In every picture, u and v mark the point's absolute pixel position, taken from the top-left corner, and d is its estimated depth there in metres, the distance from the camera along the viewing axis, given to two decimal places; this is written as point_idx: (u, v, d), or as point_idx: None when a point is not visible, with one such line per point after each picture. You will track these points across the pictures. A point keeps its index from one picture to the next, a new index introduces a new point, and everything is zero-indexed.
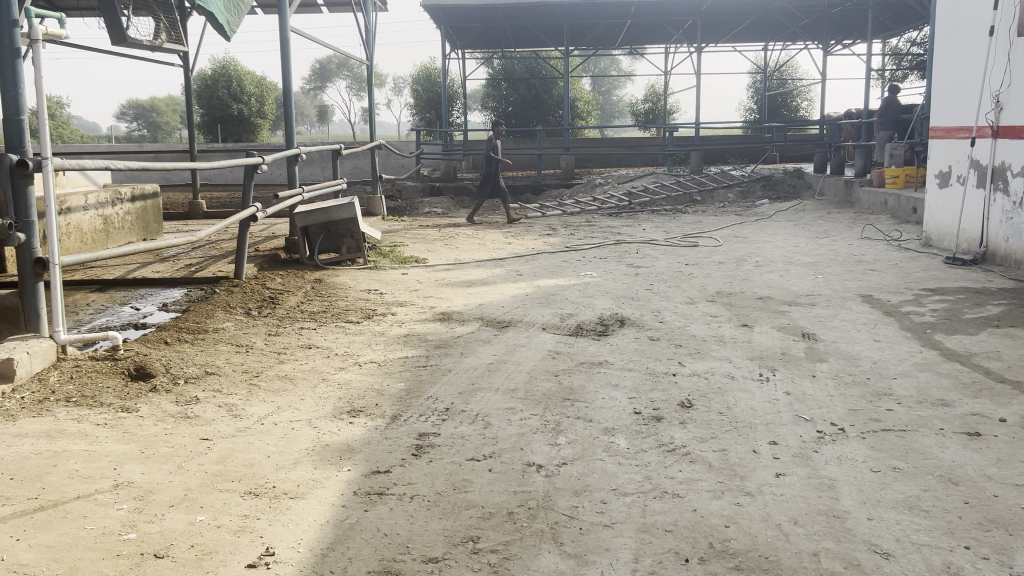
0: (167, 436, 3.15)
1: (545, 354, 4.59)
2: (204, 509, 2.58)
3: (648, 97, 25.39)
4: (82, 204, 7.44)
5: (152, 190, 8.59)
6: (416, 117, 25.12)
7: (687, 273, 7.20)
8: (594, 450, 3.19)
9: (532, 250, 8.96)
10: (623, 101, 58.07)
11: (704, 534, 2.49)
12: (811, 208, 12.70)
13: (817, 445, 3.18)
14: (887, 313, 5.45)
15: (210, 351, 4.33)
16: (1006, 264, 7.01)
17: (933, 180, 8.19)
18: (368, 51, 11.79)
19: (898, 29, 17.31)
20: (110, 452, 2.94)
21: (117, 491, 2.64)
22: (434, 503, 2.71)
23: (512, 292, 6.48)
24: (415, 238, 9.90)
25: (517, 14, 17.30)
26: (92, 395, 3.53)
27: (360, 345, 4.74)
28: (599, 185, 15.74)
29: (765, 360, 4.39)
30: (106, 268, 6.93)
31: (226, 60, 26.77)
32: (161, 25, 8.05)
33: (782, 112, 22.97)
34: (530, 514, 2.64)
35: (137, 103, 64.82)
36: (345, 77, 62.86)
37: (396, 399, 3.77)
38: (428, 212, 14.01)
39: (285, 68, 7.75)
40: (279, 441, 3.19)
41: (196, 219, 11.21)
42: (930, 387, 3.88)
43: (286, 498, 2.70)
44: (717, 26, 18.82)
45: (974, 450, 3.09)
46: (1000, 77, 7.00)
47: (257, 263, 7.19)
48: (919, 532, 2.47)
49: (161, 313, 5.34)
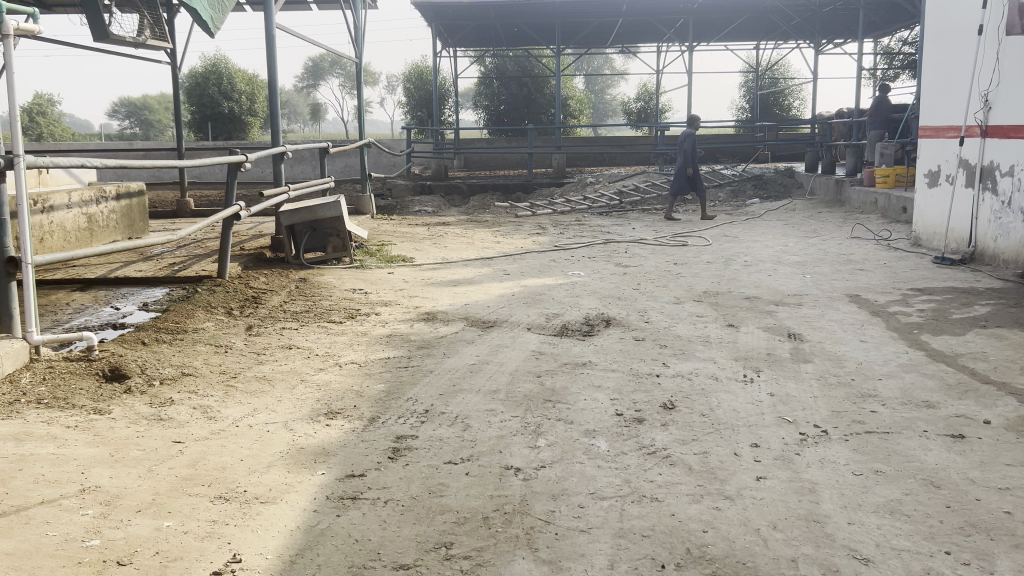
0: (139, 439, 3.10)
1: (528, 354, 4.54)
2: (172, 514, 2.52)
3: (640, 95, 25.37)
4: (65, 202, 7.36)
5: (137, 188, 8.51)
6: (408, 114, 25.06)
7: (676, 272, 7.15)
8: (573, 452, 3.14)
9: (520, 249, 8.92)
10: (615, 100, 58.13)
11: (681, 539, 2.44)
12: (801, 208, 12.69)
13: (800, 448, 3.13)
14: (874, 313, 5.41)
15: (188, 352, 4.26)
16: (994, 264, 6.99)
17: (922, 179, 8.17)
18: (357, 48, 11.72)
19: (889, 29, 17.31)
20: (79, 456, 2.88)
21: (82, 496, 2.58)
22: (408, 508, 2.66)
23: (498, 292, 6.43)
24: (402, 237, 9.83)
25: (510, 13, 17.22)
26: (65, 397, 3.47)
27: (341, 345, 4.68)
28: (590, 185, 15.70)
29: (750, 361, 4.35)
30: (89, 266, 6.86)
31: (217, 58, 26.65)
32: (145, 22, 7.98)
33: (774, 111, 22.98)
34: (505, 519, 2.58)
35: (129, 100, 64.39)
36: (338, 75, 62.66)
37: (375, 401, 3.71)
38: (418, 211, 13.95)
39: (271, 65, 7.67)
40: (254, 443, 3.14)
41: (183, 217, 11.12)
42: (915, 388, 3.84)
43: (256, 503, 2.65)
44: (709, 25, 18.80)
45: (958, 452, 3.05)
46: (989, 77, 6.96)
47: (241, 261, 7.12)
48: (899, 538, 2.43)
49: (141, 312, 5.27)
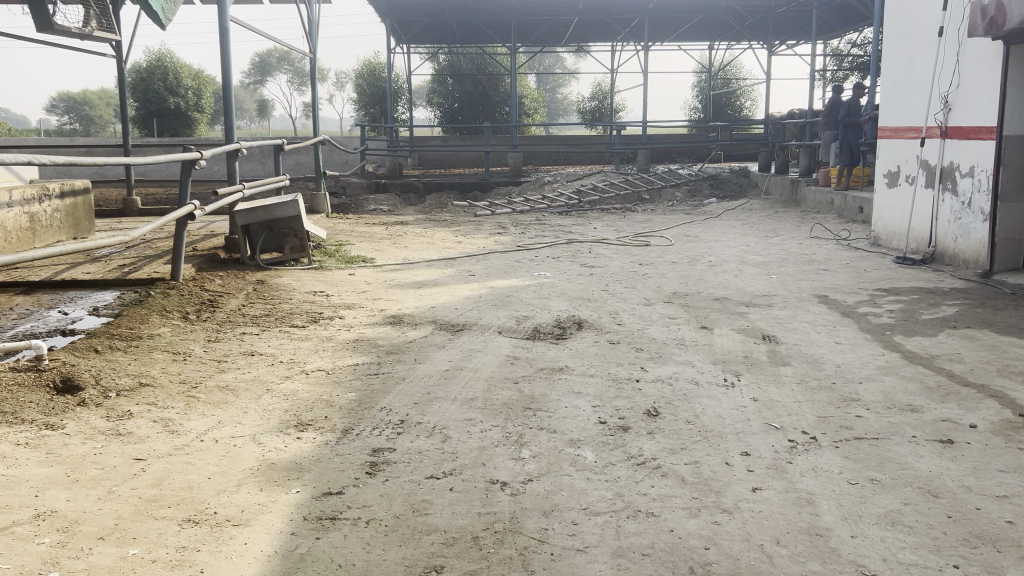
0: (96, 457, 2.88)
1: (502, 360, 4.40)
2: (138, 541, 2.33)
3: (595, 94, 25.51)
4: (6, 201, 7.00)
5: (83, 186, 8.15)
6: (361, 112, 24.75)
7: (642, 273, 7.09)
8: (560, 464, 3.02)
9: (483, 249, 8.79)
10: (567, 99, 58.76)
11: (684, 557, 2.34)
12: (758, 207, 12.79)
13: (791, 456, 3.06)
14: (845, 314, 5.40)
15: (145, 360, 4.03)
16: (955, 265, 7.08)
17: (882, 179, 8.25)
18: (312, 43, 11.47)
19: (841, 30, 17.60)
20: (31, 478, 2.66)
21: (37, 523, 2.37)
22: (392, 529, 2.50)
23: (464, 293, 6.28)
24: (361, 237, 9.62)
25: (465, 9, 17.01)
26: (13, 412, 3.23)
27: (306, 351, 4.48)
28: (547, 183, 15.63)
29: (729, 364, 4.28)
30: (32, 268, 6.52)
31: (162, 52, 25.96)
32: (91, 13, 7.68)
33: (727, 111, 23.28)
34: (497, 539, 2.45)
35: (68, 95, 62.62)
36: (286, 70, 61.49)
37: (348, 411, 3.54)
38: (374, 210, 13.69)
39: (225, 57, 7.40)
40: (221, 459, 2.95)
41: (130, 216, 10.74)
42: (897, 391, 3.81)
43: (229, 526, 2.47)
44: (664, 25, 18.90)
45: (950, 459, 3.00)
46: (948, 78, 7.04)
47: (194, 263, 6.83)
48: (905, 551, 2.35)
49: (91, 317, 5.00)
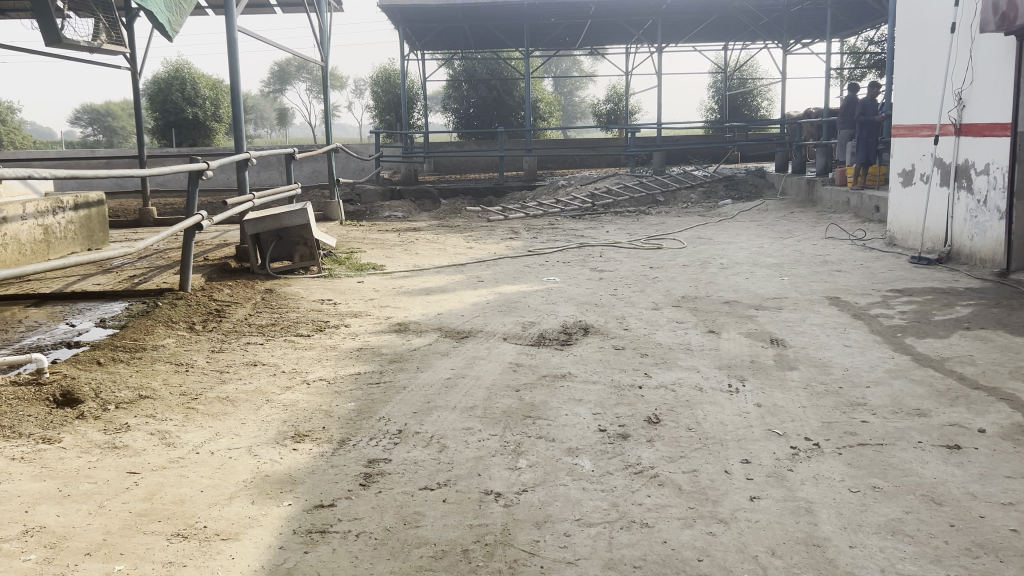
0: (90, 470, 2.88)
1: (505, 367, 4.36)
2: (125, 557, 2.32)
3: (611, 97, 25.42)
4: (19, 214, 7.06)
5: (96, 197, 8.22)
6: (377, 118, 24.85)
7: (652, 277, 7.02)
8: (556, 473, 2.98)
9: (494, 254, 8.75)
10: (584, 103, 58.69)
11: (675, 569, 2.29)
12: (773, 208, 12.66)
13: (792, 463, 3.00)
14: (856, 316, 5.31)
15: (147, 372, 4.03)
16: (971, 264, 6.96)
17: (897, 177, 8.13)
18: (323, 51, 11.51)
19: (857, 27, 17.40)
20: (22, 493, 2.66)
21: (25, 539, 2.37)
22: (381, 542, 2.47)
23: (471, 300, 6.25)
24: (373, 243, 9.64)
25: (478, 14, 17.02)
26: (12, 426, 3.24)
27: (309, 361, 4.47)
28: (562, 187, 15.58)
29: (734, 369, 4.22)
30: (44, 281, 6.57)
31: (180, 63, 26.17)
32: (100, 26, 7.75)
33: (744, 111, 23.10)
34: (487, 551, 2.41)
35: (91, 108, 63.42)
36: (304, 79, 61.89)
37: (345, 421, 3.52)
38: (388, 217, 13.71)
39: (233, 67, 7.43)
40: (215, 472, 2.94)
41: (146, 226, 10.83)
42: (905, 395, 3.73)
43: (217, 540, 2.45)
44: (678, 26, 18.80)
45: (956, 465, 2.93)
46: (962, 75, 6.93)
47: (203, 272, 6.86)
48: (904, 562, 2.29)
49: (97, 329, 5.02)
